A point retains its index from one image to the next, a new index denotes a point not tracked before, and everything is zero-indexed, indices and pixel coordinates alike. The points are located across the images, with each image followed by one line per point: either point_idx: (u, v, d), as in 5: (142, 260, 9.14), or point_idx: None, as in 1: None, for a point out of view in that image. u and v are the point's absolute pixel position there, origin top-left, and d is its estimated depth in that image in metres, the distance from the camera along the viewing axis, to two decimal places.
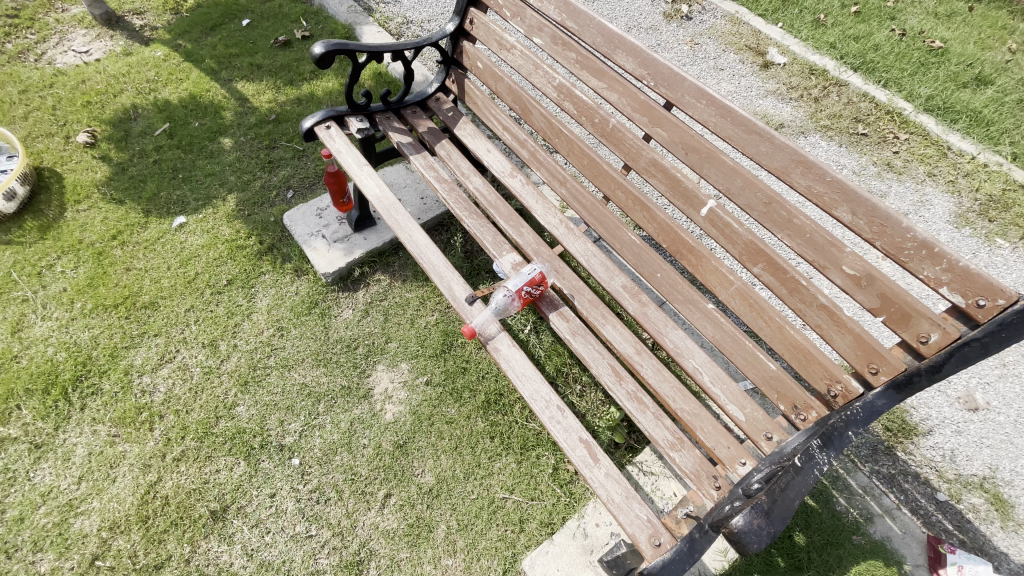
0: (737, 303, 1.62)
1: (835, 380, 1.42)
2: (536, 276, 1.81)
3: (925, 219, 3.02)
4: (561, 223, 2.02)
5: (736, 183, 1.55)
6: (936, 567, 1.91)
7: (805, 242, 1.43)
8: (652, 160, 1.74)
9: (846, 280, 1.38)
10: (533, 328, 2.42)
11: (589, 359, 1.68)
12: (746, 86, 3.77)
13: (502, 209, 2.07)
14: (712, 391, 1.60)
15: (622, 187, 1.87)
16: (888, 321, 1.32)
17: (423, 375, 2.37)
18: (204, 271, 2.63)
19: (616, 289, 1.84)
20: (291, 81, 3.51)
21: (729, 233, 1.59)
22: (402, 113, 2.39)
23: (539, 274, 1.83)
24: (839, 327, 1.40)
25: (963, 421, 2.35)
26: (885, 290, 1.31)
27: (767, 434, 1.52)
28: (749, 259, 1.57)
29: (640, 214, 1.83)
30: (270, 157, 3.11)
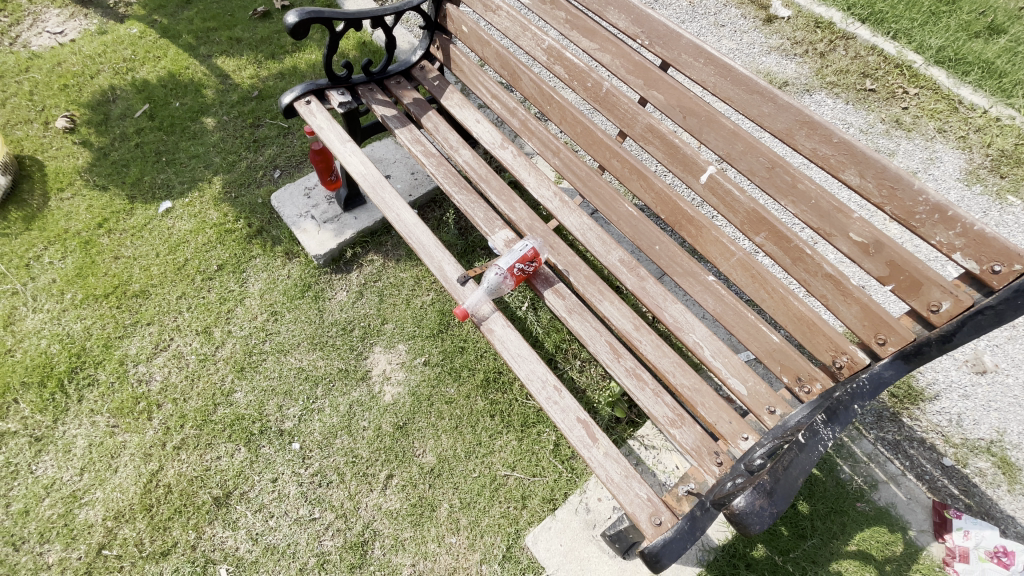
0: (738, 274, 1.56)
1: (840, 352, 1.37)
2: (529, 252, 1.75)
3: (935, 178, 2.91)
4: (554, 196, 1.94)
5: (737, 147, 1.47)
6: (941, 533, 1.91)
7: (810, 208, 1.36)
8: (649, 126, 1.65)
9: (853, 248, 1.31)
10: (530, 305, 2.37)
11: (586, 336, 1.63)
12: (748, 43, 3.60)
13: (493, 183, 1.98)
14: (714, 365, 1.56)
15: (617, 155, 1.78)
16: (897, 290, 1.26)
17: (421, 355, 2.34)
18: (193, 257, 2.58)
19: (613, 263, 1.78)
20: (273, 55, 3.37)
21: (730, 201, 1.52)
22: (386, 84, 2.28)
23: (533, 250, 1.77)
24: (845, 297, 1.34)
25: (971, 385, 2.31)
26: (894, 257, 1.24)
27: (770, 408, 1.48)
28: (751, 228, 1.49)
29: (637, 183, 1.75)
30: (254, 136, 3.01)
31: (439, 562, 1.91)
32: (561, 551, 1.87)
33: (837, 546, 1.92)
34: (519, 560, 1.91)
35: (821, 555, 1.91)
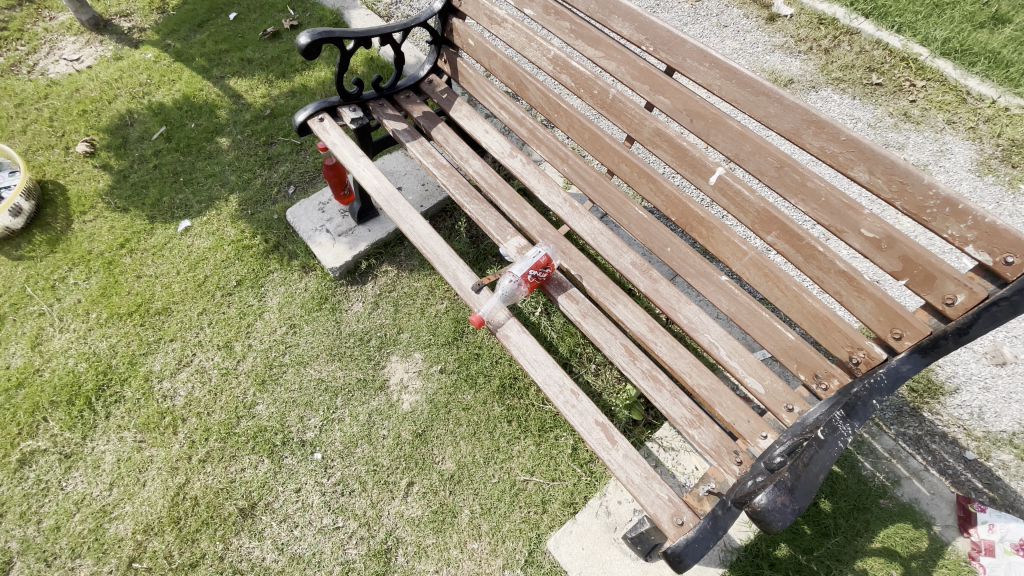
0: (751, 273, 1.56)
1: (856, 347, 1.38)
2: (541, 257, 1.76)
3: (946, 170, 2.90)
4: (565, 203, 1.96)
5: (744, 148, 1.48)
6: (966, 527, 1.90)
7: (820, 206, 1.37)
8: (656, 131, 1.67)
9: (865, 244, 1.31)
10: (543, 310, 2.40)
11: (601, 339, 1.64)
12: (751, 42, 3.60)
13: (504, 192, 2.02)
14: (730, 364, 1.57)
15: (625, 160, 1.80)
16: (911, 284, 1.26)
17: (437, 363, 2.37)
18: (213, 274, 2.64)
19: (625, 267, 1.79)
20: (284, 74, 3.45)
21: (740, 201, 1.53)
22: (395, 99, 2.31)
23: (545, 253, 1.79)
24: (859, 293, 1.35)
25: (991, 377, 2.29)
26: (907, 252, 1.25)
27: (789, 406, 1.50)
28: (762, 227, 1.50)
29: (647, 186, 1.77)
30: (268, 153, 3.08)
31: (462, 567, 1.93)
32: (582, 554, 1.88)
33: (861, 544, 1.91)
34: (542, 564, 1.92)
35: (846, 553, 1.90)
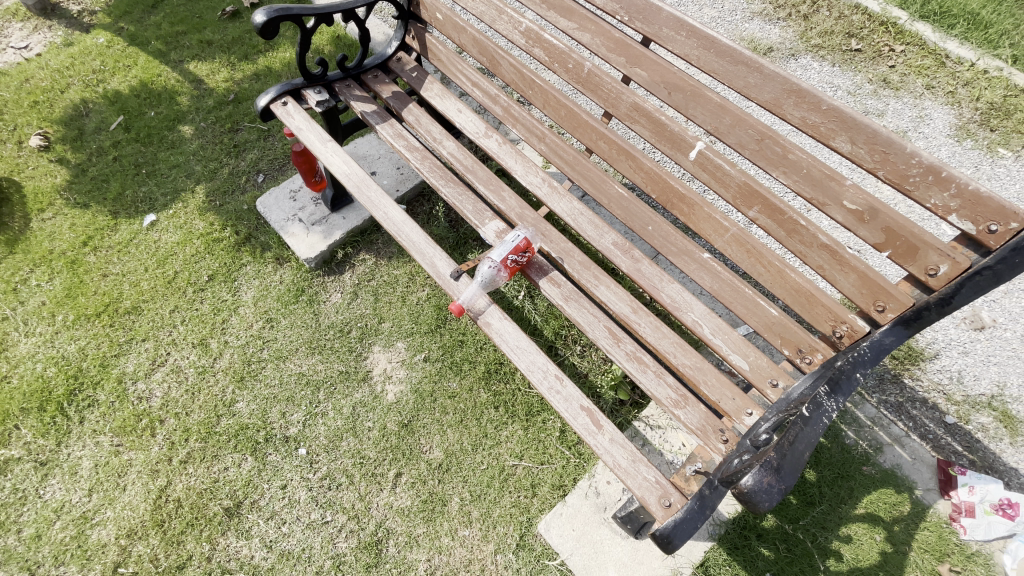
0: (733, 250, 1.53)
1: (840, 321, 1.37)
2: (519, 240, 1.71)
3: (926, 136, 2.89)
4: (543, 182, 1.90)
5: (724, 121, 1.43)
6: (947, 490, 1.94)
7: (802, 178, 1.33)
8: (633, 105, 1.61)
9: (848, 217, 1.29)
10: (527, 293, 2.35)
11: (584, 323, 1.61)
12: (730, 10, 3.52)
13: (479, 173, 1.94)
14: (714, 342, 1.56)
15: (603, 137, 1.74)
16: (894, 256, 1.25)
17: (421, 352, 2.32)
18: (183, 269, 2.55)
19: (607, 247, 1.75)
20: (246, 56, 3.29)
21: (720, 175, 1.48)
22: (363, 79, 2.20)
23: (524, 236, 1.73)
24: (842, 267, 1.33)
25: (970, 341, 2.32)
26: (889, 223, 1.22)
27: (773, 381, 1.50)
28: (743, 202, 1.46)
29: (626, 164, 1.71)
30: (234, 140, 2.95)
31: (454, 555, 1.92)
32: (573, 536, 1.89)
33: (845, 511, 1.95)
34: (533, 547, 1.93)
35: (830, 520, 1.94)
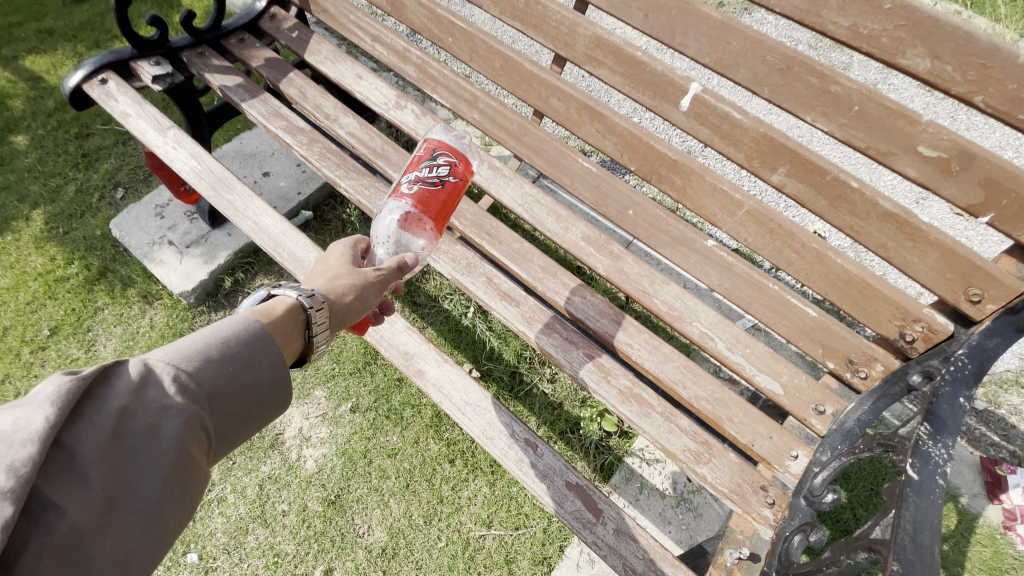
0: (749, 231, 1.11)
1: (911, 319, 0.98)
2: (446, 167, 1.07)
3: (897, 87, 2.59)
4: (482, 162, 1.41)
5: (730, 48, 1.01)
6: (996, 494, 1.62)
7: (852, 119, 0.92)
8: (597, 41, 1.16)
9: (924, 168, 0.89)
10: (477, 309, 1.88)
11: (556, 354, 1.16)
12: None
13: (393, 156, 1.41)
14: (733, 361, 1.14)
15: (556, 92, 1.27)
16: (997, 221, 0.85)
17: (346, 402, 1.80)
18: (15, 325, 1.89)
19: (575, 244, 1.29)
20: (98, 46, 2.61)
21: (727, 127, 1.06)
22: (223, 46, 1.60)
23: (457, 156, 1.09)
24: (915, 242, 0.93)
25: None
26: (989, 172, 0.83)
27: (817, 406, 1.10)
28: (762, 161, 1.04)
29: (590, 126, 1.25)
30: (85, 150, 2.29)
31: None
32: None
33: None
34: None
35: None
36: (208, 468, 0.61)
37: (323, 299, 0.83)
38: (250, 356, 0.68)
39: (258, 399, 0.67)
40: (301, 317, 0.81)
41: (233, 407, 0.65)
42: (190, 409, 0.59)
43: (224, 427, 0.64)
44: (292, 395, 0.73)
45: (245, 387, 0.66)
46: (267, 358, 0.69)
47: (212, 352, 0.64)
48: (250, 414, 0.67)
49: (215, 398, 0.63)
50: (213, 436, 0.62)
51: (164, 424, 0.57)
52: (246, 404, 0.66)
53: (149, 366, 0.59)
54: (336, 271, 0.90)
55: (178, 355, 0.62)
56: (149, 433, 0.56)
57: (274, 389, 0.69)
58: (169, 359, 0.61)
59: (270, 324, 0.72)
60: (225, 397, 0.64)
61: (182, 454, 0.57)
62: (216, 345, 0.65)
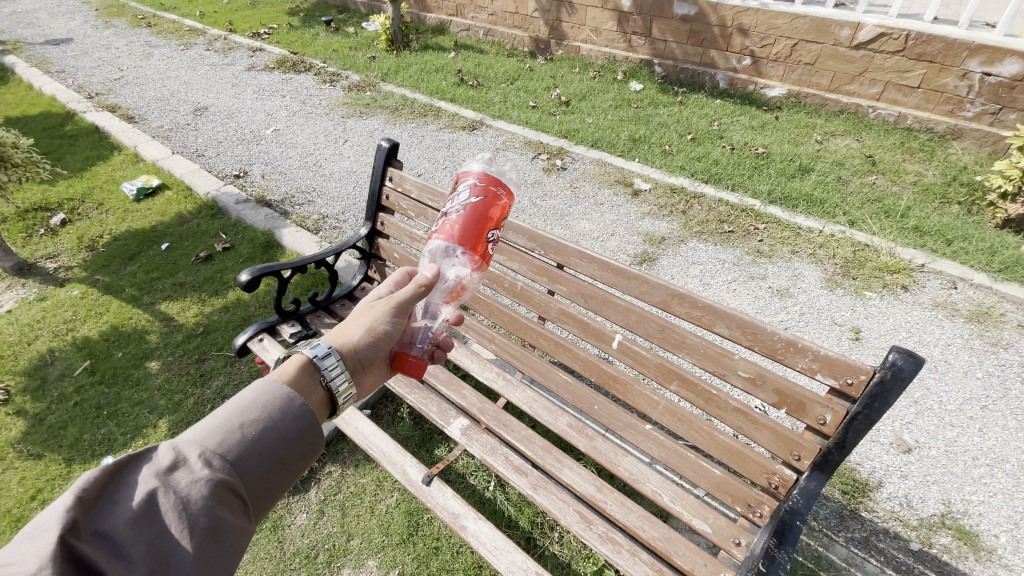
0: (668, 419, 1.76)
1: (772, 472, 1.57)
2: (469, 190, 1.51)
3: (805, 289, 3.54)
4: (498, 377, 2.15)
5: (632, 318, 1.79)
6: None
7: (703, 356, 1.65)
8: (561, 310, 1.98)
9: (746, 382, 1.59)
10: (497, 483, 2.42)
11: (555, 510, 1.72)
12: (625, 211, 4.28)
13: (442, 375, 2.19)
14: (675, 509, 1.69)
15: (542, 335, 2.06)
16: (790, 411, 1.52)
17: (394, 568, 2.23)
18: None
19: (563, 429, 1.94)
20: (217, 291, 3.55)
21: (641, 358, 1.79)
22: (331, 308, 2.53)
23: (478, 180, 1.51)
24: (756, 425, 1.58)
25: (904, 464, 2.54)
26: (777, 384, 1.52)
27: (736, 539, 1.60)
28: (664, 378, 1.74)
29: (565, 355, 2.01)
30: (201, 370, 3.06)
31: None
32: None
33: None
34: None
35: None
36: (239, 524, 0.92)
37: (333, 351, 1.26)
38: (260, 432, 1.00)
39: (269, 465, 1.00)
40: (315, 366, 1.22)
41: (250, 475, 0.97)
42: (215, 482, 0.91)
43: (246, 489, 0.96)
44: (303, 455, 1.06)
45: (258, 447, 0.99)
46: (277, 429, 1.03)
47: (228, 436, 0.97)
48: (265, 476, 0.99)
49: (235, 471, 0.95)
50: (239, 499, 0.94)
51: (197, 493, 0.88)
52: (262, 468, 0.98)
53: (180, 455, 0.91)
54: (358, 320, 1.38)
55: (203, 444, 0.94)
56: (183, 505, 0.86)
57: (283, 456, 1.02)
58: (190, 441, 0.94)
59: (274, 402, 1.06)
60: (237, 457, 0.96)
61: (214, 517, 0.88)
62: (232, 428, 0.98)
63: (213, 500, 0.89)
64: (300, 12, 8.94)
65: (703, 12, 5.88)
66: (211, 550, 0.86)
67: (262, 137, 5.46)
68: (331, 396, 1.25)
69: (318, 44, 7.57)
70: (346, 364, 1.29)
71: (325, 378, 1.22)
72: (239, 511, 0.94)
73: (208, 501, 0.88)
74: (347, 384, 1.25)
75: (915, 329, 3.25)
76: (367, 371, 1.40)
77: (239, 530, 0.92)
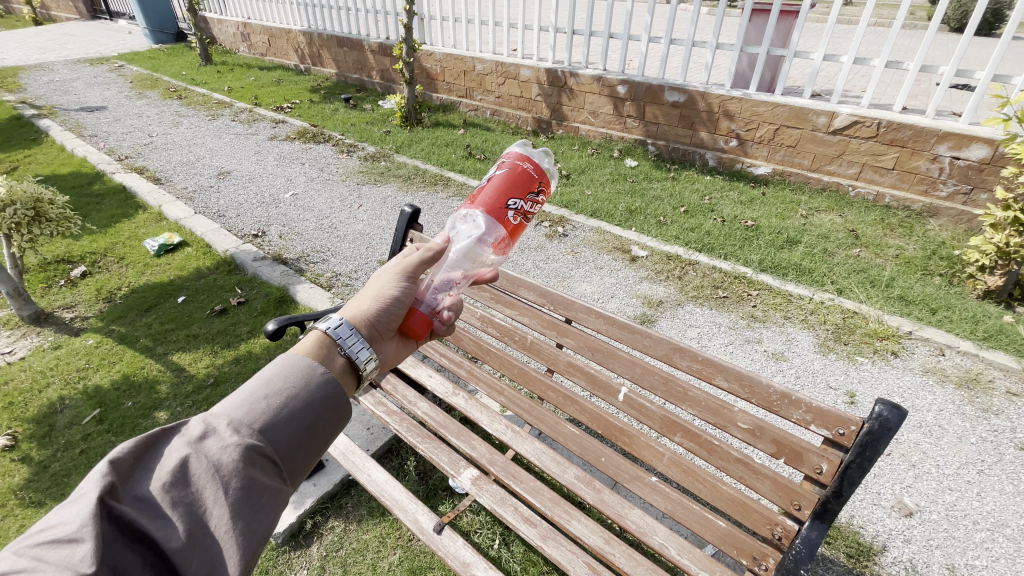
0: (673, 470, 1.83)
1: (774, 523, 1.62)
2: (496, 164, 1.59)
3: (799, 352, 3.68)
4: (507, 428, 2.22)
5: (637, 371, 1.91)
6: None
7: (704, 408, 1.76)
8: (569, 362, 2.10)
9: (745, 433, 1.69)
10: (501, 540, 2.40)
11: (565, 562, 1.75)
12: (624, 275, 4.50)
13: (451, 426, 2.25)
14: (683, 562, 1.72)
15: (551, 387, 2.16)
16: (788, 461, 1.61)
17: None
18: None
19: (571, 481, 1.99)
20: (229, 343, 3.65)
21: (646, 410, 1.89)
22: None
23: (506, 155, 1.59)
24: (757, 475, 1.65)
25: (907, 528, 2.55)
26: (775, 435, 1.62)
27: None
28: (668, 430, 1.84)
29: (573, 407, 2.10)
30: None
31: None
32: None
33: None
34: None
35: None
36: (273, 485, 1.01)
37: (346, 323, 1.31)
38: (287, 401, 1.08)
39: (299, 431, 1.07)
40: (331, 338, 1.26)
41: (281, 440, 1.04)
42: (243, 448, 0.99)
43: (278, 451, 1.04)
44: (332, 420, 1.13)
45: (283, 416, 1.06)
46: (303, 398, 1.09)
47: (257, 405, 1.06)
48: (298, 442, 1.07)
49: (264, 437, 1.02)
50: (270, 462, 1.02)
51: (228, 457, 0.97)
52: (293, 434, 1.05)
53: (211, 425, 1.01)
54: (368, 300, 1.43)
55: (232, 415, 1.03)
56: (215, 470, 0.96)
57: (314, 421, 1.09)
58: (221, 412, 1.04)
59: (300, 372, 1.13)
60: (262, 424, 1.03)
61: (245, 479, 0.96)
62: (260, 397, 1.06)
63: (243, 464, 0.98)
64: (321, 90, 9.70)
65: (692, 99, 6.41)
66: (245, 509, 0.95)
67: (281, 200, 5.77)
68: (353, 367, 1.27)
69: (336, 118, 8.16)
70: (360, 332, 1.34)
71: (342, 347, 1.25)
72: (272, 473, 1.02)
73: (238, 464, 0.97)
74: (366, 350, 1.28)
75: (908, 394, 3.34)
76: (384, 338, 1.46)
77: (274, 490, 1.01)
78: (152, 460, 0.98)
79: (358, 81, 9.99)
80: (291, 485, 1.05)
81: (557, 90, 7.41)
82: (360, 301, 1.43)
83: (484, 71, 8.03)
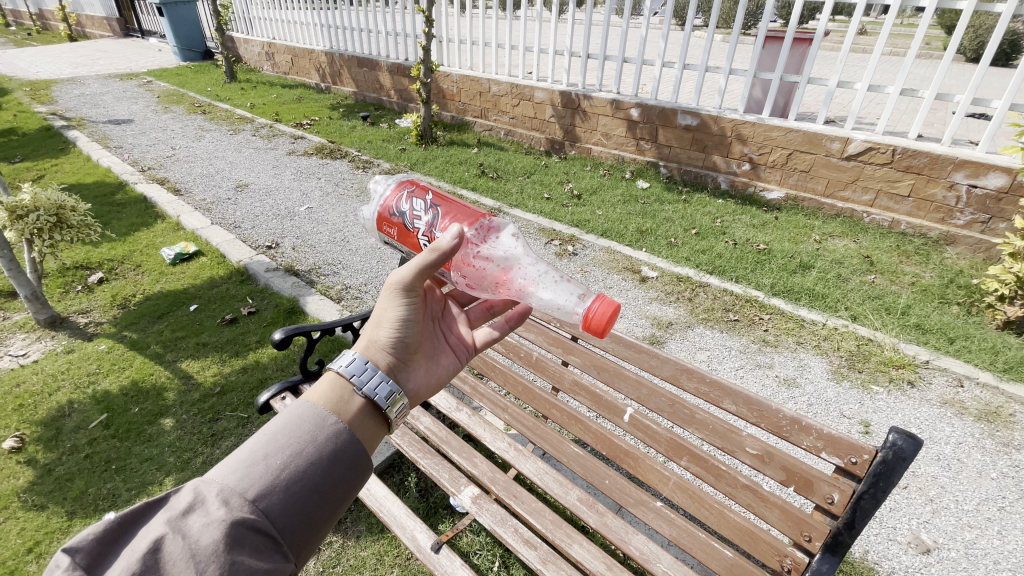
0: (679, 496, 1.78)
1: (783, 554, 1.57)
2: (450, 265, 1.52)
3: (812, 379, 3.60)
4: (510, 446, 2.19)
5: (643, 391, 1.88)
6: None
7: (711, 432, 1.72)
8: (574, 381, 2.07)
9: (754, 459, 1.64)
10: (501, 563, 2.33)
11: None
12: (633, 295, 4.47)
13: (453, 442, 2.22)
14: None
15: (555, 406, 2.13)
16: (798, 489, 1.55)
17: None
18: None
19: (574, 503, 1.95)
20: (237, 352, 3.67)
21: (652, 433, 1.85)
22: None
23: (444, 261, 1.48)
24: (766, 503, 1.60)
25: (924, 566, 2.44)
26: (785, 462, 1.57)
27: None
28: (674, 453, 1.79)
29: (577, 427, 2.07)
30: (212, 429, 3.08)
31: None
32: None
33: None
34: None
35: None
36: (263, 564, 0.96)
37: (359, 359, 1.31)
38: (285, 463, 1.06)
39: (297, 499, 1.04)
40: (347, 380, 1.26)
41: (276, 509, 1.01)
42: (232, 521, 0.96)
43: (272, 522, 1.01)
44: (341, 481, 1.12)
45: (279, 480, 1.04)
46: (307, 457, 1.09)
47: (252, 469, 1.04)
48: (296, 511, 1.04)
49: (257, 509, 1.00)
50: (263, 535, 0.98)
51: (213, 531, 0.94)
52: (288, 502, 1.03)
53: (201, 498, 1.00)
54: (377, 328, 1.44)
55: (224, 483, 1.01)
56: (199, 547, 0.93)
57: (315, 485, 1.07)
58: (213, 481, 1.02)
59: (305, 427, 1.13)
60: (256, 491, 1.01)
61: (232, 559, 0.92)
62: (255, 461, 1.05)
63: (231, 539, 0.94)
64: (340, 108, 9.93)
65: (705, 122, 6.44)
66: None
67: (296, 213, 5.86)
68: (377, 408, 1.26)
69: (354, 135, 8.33)
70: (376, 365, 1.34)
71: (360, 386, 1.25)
72: (266, 549, 0.98)
73: (224, 540, 0.93)
74: (386, 387, 1.27)
75: (924, 425, 3.25)
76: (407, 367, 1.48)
77: (267, 569, 0.96)
78: (132, 537, 0.96)
79: (376, 99, 10.21)
80: (287, 561, 1.00)
81: (570, 112, 7.50)
82: (371, 331, 1.45)
83: (499, 93, 8.17)
